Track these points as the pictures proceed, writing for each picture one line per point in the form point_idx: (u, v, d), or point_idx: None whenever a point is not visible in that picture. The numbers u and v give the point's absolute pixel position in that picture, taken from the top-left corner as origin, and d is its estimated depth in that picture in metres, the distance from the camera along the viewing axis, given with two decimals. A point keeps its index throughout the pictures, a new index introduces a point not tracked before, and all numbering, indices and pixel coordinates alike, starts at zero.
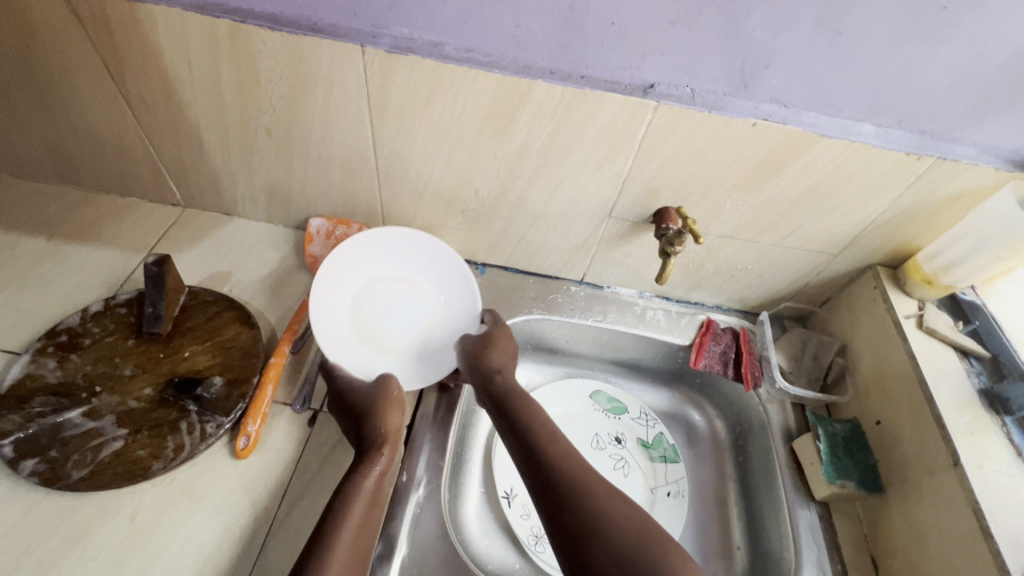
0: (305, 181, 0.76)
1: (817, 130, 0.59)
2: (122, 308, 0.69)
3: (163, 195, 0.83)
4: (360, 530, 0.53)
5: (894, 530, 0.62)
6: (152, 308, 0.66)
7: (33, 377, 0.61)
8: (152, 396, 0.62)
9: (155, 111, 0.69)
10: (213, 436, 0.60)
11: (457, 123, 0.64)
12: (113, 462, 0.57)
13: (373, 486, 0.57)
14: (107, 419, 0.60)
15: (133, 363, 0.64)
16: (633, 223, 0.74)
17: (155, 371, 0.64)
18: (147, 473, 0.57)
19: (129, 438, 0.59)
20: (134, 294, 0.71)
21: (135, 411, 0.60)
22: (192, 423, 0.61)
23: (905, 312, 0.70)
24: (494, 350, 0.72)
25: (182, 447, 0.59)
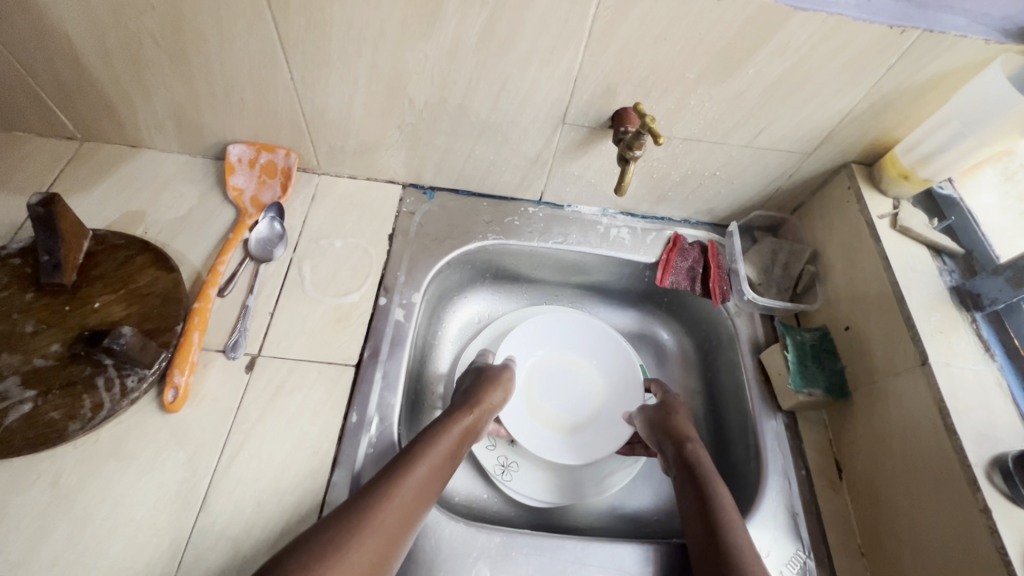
0: (214, 100, 0.66)
1: (791, 2, 0.51)
2: (16, 258, 0.61)
3: (54, 127, 0.72)
4: (418, 492, 0.51)
5: (858, 433, 0.62)
6: (49, 256, 0.59)
7: None
8: (60, 353, 0.55)
9: (10, 18, 0.57)
10: (134, 392, 0.55)
11: (376, 16, 0.54)
12: (23, 427, 0.52)
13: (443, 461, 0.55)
14: (11, 380, 0.53)
15: (35, 318, 0.57)
16: (590, 129, 0.66)
17: (62, 326, 0.57)
18: (64, 436, 0.52)
19: (39, 400, 0.53)
20: (29, 241, 0.62)
21: (42, 370, 0.54)
22: (110, 379, 0.55)
23: (879, 212, 0.66)
24: (681, 412, 0.67)
25: (101, 405, 0.54)
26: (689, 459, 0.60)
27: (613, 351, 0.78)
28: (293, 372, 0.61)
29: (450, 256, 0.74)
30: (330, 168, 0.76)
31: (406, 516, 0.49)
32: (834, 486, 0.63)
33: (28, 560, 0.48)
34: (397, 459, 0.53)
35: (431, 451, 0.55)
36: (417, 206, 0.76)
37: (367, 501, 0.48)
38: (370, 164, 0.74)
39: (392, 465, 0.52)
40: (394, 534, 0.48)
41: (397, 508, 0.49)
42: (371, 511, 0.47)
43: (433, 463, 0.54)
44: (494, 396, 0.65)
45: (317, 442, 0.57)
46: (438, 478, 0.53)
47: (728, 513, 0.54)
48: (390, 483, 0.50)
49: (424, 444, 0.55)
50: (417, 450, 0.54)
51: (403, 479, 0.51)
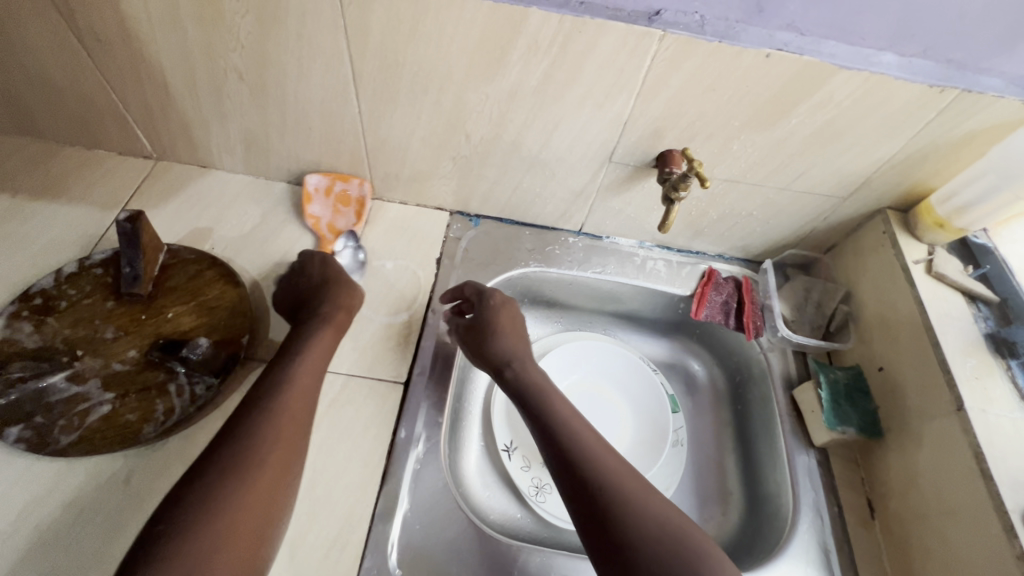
0: (282, 127, 0.71)
1: (836, 61, 0.54)
2: (97, 268, 0.66)
3: (132, 146, 0.78)
4: (282, 434, 0.51)
5: (891, 473, 0.63)
6: (129, 268, 0.63)
7: (9, 342, 0.59)
8: (137, 358, 0.60)
9: (112, 51, 0.63)
10: (203, 399, 0.58)
11: (444, 60, 0.59)
12: (102, 427, 0.56)
13: (306, 384, 0.56)
14: (93, 382, 0.58)
15: (115, 325, 0.62)
16: (634, 168, 0.70)
17: (139, 333, 0.61)
18: (138, 437, 0.56)
19: (117, 402, 0.57)
20: (109, 252, 0.67)
21: (121, 374, 0.58)
22: (181, 386, 0.59)
23: (914, 257, 0.68)
24: (499, 314, 0.67)
25: (173, 411, 0.57)
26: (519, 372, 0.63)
27: (642, 383, 0.80)
28: (347, 387, 0.64)
29: (495, 280, 0.77)
30: (383, 194, 0.80)
31: (281, 464, 0.50)
32: (866, 525, 0.63)
33: (103, 554, 0.51)
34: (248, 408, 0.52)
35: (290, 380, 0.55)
36: (463, 232, 0.80)
37: (241, 451, 0.48)
38: (421, 191, 0.79)
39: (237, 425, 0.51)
40: (294, 429, 0.52)
41: (289, 412, 0.53)
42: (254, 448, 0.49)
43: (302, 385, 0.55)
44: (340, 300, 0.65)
45: (369, 455, 0.60)
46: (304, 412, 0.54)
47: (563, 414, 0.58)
48: (260, 418, 0.51)
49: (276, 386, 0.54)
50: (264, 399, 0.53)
51: (263, 432, 0.50)
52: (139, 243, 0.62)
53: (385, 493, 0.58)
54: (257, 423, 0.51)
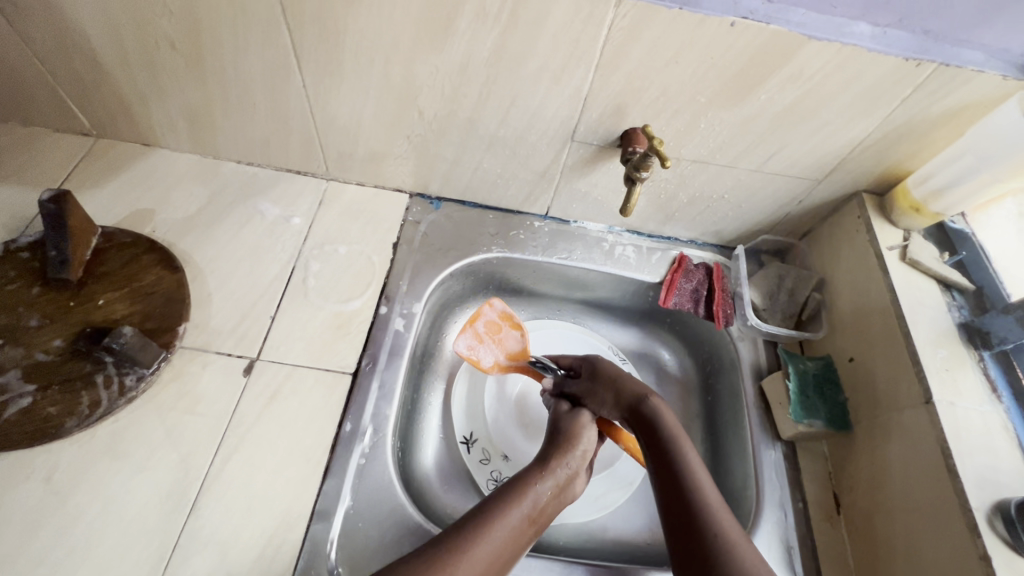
0: (227, 103, 0.67)
1: (805, 31, 0.50)
2: (24, 252, 0.62)
3: (70, 123, 0.73)
4: (498, 551, 0.48)
5: (858, 467, 0.60)
6: (57, 252, 0.59)
7: None
8: (62, 348, 0.56)
9: (33, 17, 0.58)
10: (132, 391, 0.56)
11: (389, 29, 0.55)
12: (21, 421, 0.52)
13: (541, 511, 0.53)
14: (12, 373, 0.54)
15: (39, 313, 0.58)
16: (598, 148, 0.66)
17: (66, 321, 0.58)
18: (60, 431, 0.53)
19: (38, 394, 0.54)
20: (37, 235, 0.63)
21: (44, 364, 0.55)
22: (109, 377, 0.56)
23: (889, 243, 0.65)
24: (619, 375, 0.63)
25: (99, 403, 0.55)
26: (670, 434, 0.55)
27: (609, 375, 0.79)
28: (291, 377, 0.61)
29: (456, 266, 0.74)
30: (338, 174, 0.76)
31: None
32: (831, 520, 0.61)
33: (19, 555, 0.48)
34: (473, 516, 0.49)
35: (528, 497, 0.52)
36: (422, 215, 0.77)
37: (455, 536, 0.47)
38: (377, 172, 0.75)
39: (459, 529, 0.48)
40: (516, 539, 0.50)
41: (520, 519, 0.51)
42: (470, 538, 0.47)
43: (539, 501, 0.53)
44: (587, 434, 0.60)
45: (311, 448, 0.57)
46: (527, 533, 0.51)
47: (716, 514, 0.48)
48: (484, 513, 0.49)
49: (510, 498, 0.51)
50: (496, 508, 0.50)
51: (483, 537, 0.47)
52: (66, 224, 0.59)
53: (325, 490, 0.55)
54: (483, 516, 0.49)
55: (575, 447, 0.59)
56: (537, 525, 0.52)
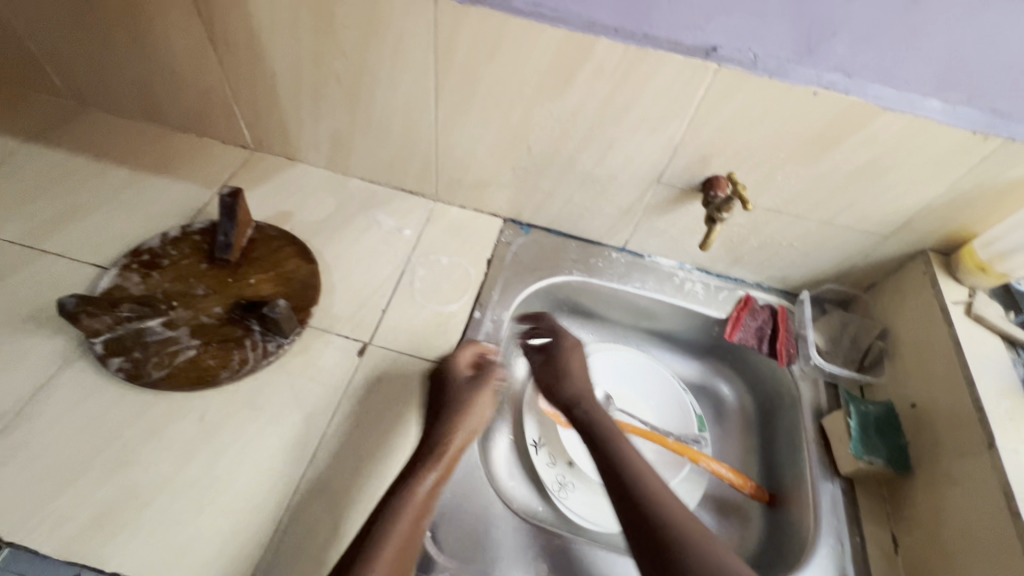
0: (367, 129, 0.80)
1: (881, 103, 0.58)
2: (197, 235, 0.76)
3: (235, 137, 0.89)
4: (403, 544, 0.52)
5: (920, 509, 0.63)
6: (225, 237, 0.72)
7: (120, 288, 0.69)
8: (221, 314, 0.68)
9: (237, 54, 0.74)
10: (273, 354, 0.67)
11: (518, 79, 0.66)
12: (187, 367, 0.64)
13: (426, 503, 0.56)
14: (183, 330, 0.66)
15: (206, 284, 0.71)
16: (681, 190, 0.75)
17: (225, 293, 0.70)
18: (215, 381, 0.64)
19: (201, 348, 0.65)
20: (207, 224, 0.78)
21: (208, 325, 0.67)
22: (255, 341, 0.67)
23: (954, 298, 0.69)
24: (574, 370, 0.72)
25: (246, 361, 0.65)
26: (605, 435, 0.63)
27: (670, 399, 0.84)
28: (396, 362, 0.70)
29: (540, 286, 0.83)
30: (445, 197, 0.88)
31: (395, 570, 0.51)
32: (888, 559, 0.63)
33: (175, 477, 0.58)
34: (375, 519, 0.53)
35: (412, 495, 0.55)
36: (514, 238, 0.87)
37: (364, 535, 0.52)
38: (479, 197, 0.86)
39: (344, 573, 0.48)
40: (411, 530, 0.53)
41: (411, 513, 0.54)
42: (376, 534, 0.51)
43: (427, 497, 0.56)
44: (478, 406, 0.66)
45: (411, 424, 0.65)
46: (417, 529, 0.54)
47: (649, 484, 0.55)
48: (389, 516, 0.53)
49: (398, 499, 0.55)
50: (384, 520, 0.53)
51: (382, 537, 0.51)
52: (237, 216, 0.72)
53: None
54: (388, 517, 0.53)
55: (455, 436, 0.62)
56: (422, 517, 0.55)
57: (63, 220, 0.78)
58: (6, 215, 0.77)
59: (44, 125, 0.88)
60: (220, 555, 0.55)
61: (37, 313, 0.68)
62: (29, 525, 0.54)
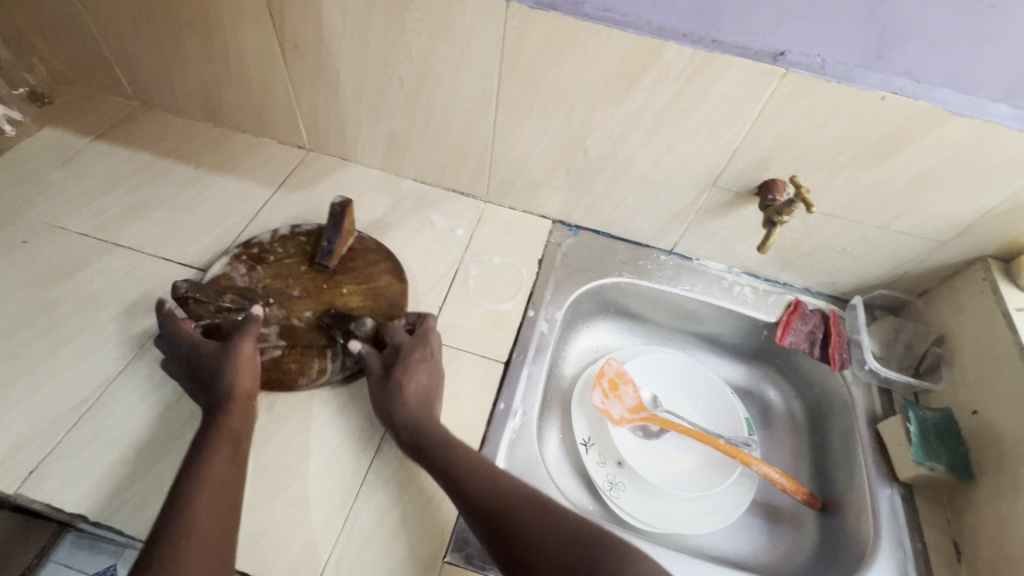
0: (424, 131, 0.82)
1: (950, 108, 0.58)
2: (303, 236, 0.79)
3: (292, 137, 0.92)
4: (219, 495, 0.51)
5: (985, 518, 0.62)
6: (328, 243, 0.75)
7: (226, 277, 0.72)
8: (310, 319, 0.70)
9: (304, 57, 0.77)
10: (351, 369, 0.67)
11: (581, 82, 0.68)
12: (269, 367, 0.65)
13: (236, 453, 0.55)
14: (273, 327, 0.68)
15: (301, 286, 0.73)
16: (736, 194, 0.75)
17: (319, 298, 0.72)
18: (293, 385, 0.65)
19: (284, 350, 0.67)
20: (314, 226, 0.81)
21: (296, 329, 0.68)
22: (335, 353, 0.67)
23: (1017, 305, 0.68)
24: (410, 386, 0.62)
25: (324, 371, 0.66)
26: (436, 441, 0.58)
27: (718, 403, 0.84)
28: (454, 359, 0.72)
29: (591, 287, 0.84)
30: (496, 198, 0.89)
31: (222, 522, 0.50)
32: (952, 567, 0.63)
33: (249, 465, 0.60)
34: (185, 473, 0.52)
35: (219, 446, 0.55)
36: (563, 239, 0.88)
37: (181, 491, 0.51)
38: (530, 199, 0.87)
39: (165, 523, 0.48)
40: (227, 483, 0.53)
41: (218, 467, 0.53)
42: (195, 486, 0.51)
43: (230, 447, 0.55)
44: (240, 348, 0.62)
45: (471, 419, 0.67)
46: (238, 460, 0.55)
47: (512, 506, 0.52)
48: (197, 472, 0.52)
49: (206, 450, 0.54)
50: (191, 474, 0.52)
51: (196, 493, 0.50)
52: (342, 224, 0.75)
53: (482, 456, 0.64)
54: (198, 473, 0.52)
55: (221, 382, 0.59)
56: (241, 443, 0.57)
57: (133, 215, 0.81)
58: (80, 210, 0.81)
59: (113, 125, 0.92)
60: (293, 540, 0.56)
61: (114, 303, 0.71)
62: (113, 505, 0.57)
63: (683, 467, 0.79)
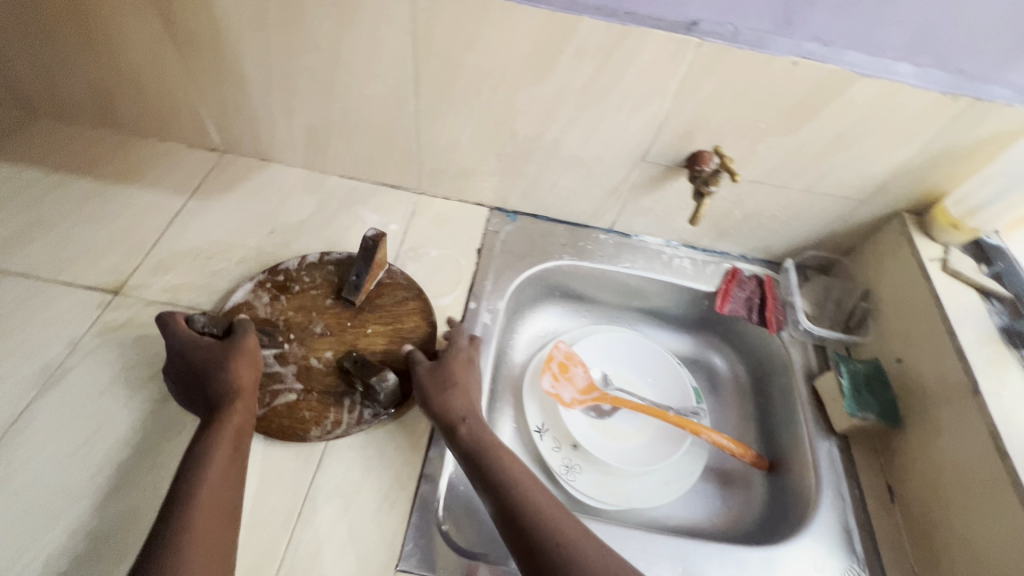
0: (344, 125, 0.78)
1: (857, 69, 0.60)
2: (331, 265, 0.76)
3: (202, 139, 0.85)
4: (220, 494, 0.51)
5: (914, 459, 0.66)
6: (357, 278, 0.71)
7: (248, 307, 0.70)
8: (331, 362, 0.67)
9: (201, 51, 0.71)
10: (369, 422, 0.63)
11: (499, 63, 0.65)
12: (283, 412, 0.62)
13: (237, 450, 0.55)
14: (291, 367, 0.66)
15: (324, 323, 0.70)
16: (666, 168, 0.75)
17: (341, 338, 0.69)
18: (305, 436, 0.61)
19: (302, 395, 0.64)
20: (345, 255, 0.77)
21: (315, 371, 0.66)
22: (354, 403, 0.64)
23: (929, 255, 0.72)
24: (462, 385, 0.63)
25: (339, 423, 0.62)
26: (472, 449, 0.58)
27: (667, 375, 0.86)
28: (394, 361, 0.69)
29: (532, 272, 0.83)
30: (428, 189, 0.86)
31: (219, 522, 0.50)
32: (887, 508, 0.66)
33: None
34: (188, 468, 0.52)
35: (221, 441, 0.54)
36: (501, 226, 0.86)
37: (183, 488, 0.50)
38: (464, 187, 0.85)
39: (167, 526, 0.48)
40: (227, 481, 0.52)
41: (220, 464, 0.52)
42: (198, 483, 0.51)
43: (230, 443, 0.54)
44: (245, 344, 0.61)
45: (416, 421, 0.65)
46: (239, 461, 0.54)
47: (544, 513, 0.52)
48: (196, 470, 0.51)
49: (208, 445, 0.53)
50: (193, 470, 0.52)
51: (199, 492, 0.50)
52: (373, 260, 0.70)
53: (430, 457, 0.62)
54: (198, 471, 0.51)
55: (225, 377, 0.58)
56: (243, 439, 0.56)
57: (23, 238, 0.73)
58: None
59: None
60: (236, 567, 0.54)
61: (9, 337, 0.65)
62: (26, 559, 0.52)
63: (636, 442, 0.80)
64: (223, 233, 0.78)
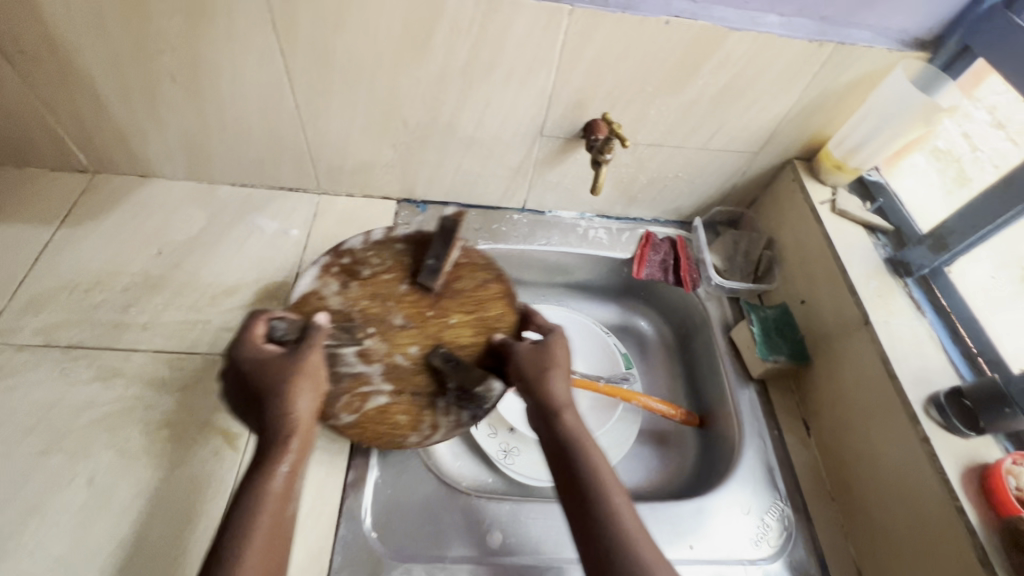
0: (222, 130, 0.73)
1: (727, 24, 0.61)
2: (399, 243, 0.69)
3: (67, 161, 0.77)
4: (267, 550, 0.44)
5: (821, 393, 0.69)
6: (434, 262, 0.65)
7: (318, 295, 0.64)
8: (417, 358, 0.63)
9: (39, 63, 0.63)
10: (467, 424, 0.61)
11: (373, 47, 0.62)
12: (375, 417, 0.60)
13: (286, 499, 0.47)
14: (377, 366, 0.62)
15: (403, 313, 0.65)
16: (564, 140, 0.75)
17: (424, 330, 0.64)
18: (403, 443, 0.60)
19: (393, 398, 0.61)
20: (411, 231, 0.71)
21: (401, 371, 0.62)
22: (447, 405, 0.61)
23: (820, 199, 0.75)
24: (562, 368, 0.58)
25: (438, 428, 0.60)
26: (566, 439, 0.52)
27: (595, 345, 0.86)
28: None
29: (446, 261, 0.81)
30: (329, 188, 0.82)
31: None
32: (804, 443, 0.70)
33: (73, 553, 0.52)
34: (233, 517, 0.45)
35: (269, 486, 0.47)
36: (411, 218, 0.83)
37: (231, 529, 0.44)
38: (366, 181, 0.81)
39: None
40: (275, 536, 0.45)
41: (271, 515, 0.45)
42: (243, 534, 0.44)
43: (280, 494, 0.47)
44: (306, 362, 0.53)
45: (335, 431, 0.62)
46: (286, 511, 0.47)
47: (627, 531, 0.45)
48: (246, 518, 0.45)
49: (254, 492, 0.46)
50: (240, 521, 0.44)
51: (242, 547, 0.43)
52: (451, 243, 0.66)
53: (354, 465, 0.61)
54: (242, 518, 0.44)
55: (281, 406, 0.50)
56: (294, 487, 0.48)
57: None
58: None
59: None
60: None
61: None
62: None
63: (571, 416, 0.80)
64: (102, 261, 0.72)
